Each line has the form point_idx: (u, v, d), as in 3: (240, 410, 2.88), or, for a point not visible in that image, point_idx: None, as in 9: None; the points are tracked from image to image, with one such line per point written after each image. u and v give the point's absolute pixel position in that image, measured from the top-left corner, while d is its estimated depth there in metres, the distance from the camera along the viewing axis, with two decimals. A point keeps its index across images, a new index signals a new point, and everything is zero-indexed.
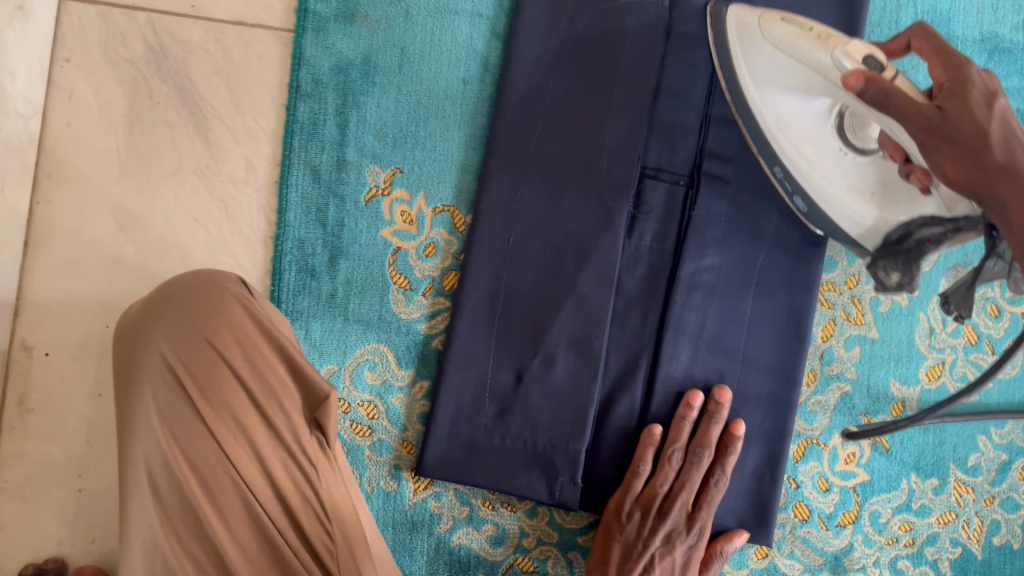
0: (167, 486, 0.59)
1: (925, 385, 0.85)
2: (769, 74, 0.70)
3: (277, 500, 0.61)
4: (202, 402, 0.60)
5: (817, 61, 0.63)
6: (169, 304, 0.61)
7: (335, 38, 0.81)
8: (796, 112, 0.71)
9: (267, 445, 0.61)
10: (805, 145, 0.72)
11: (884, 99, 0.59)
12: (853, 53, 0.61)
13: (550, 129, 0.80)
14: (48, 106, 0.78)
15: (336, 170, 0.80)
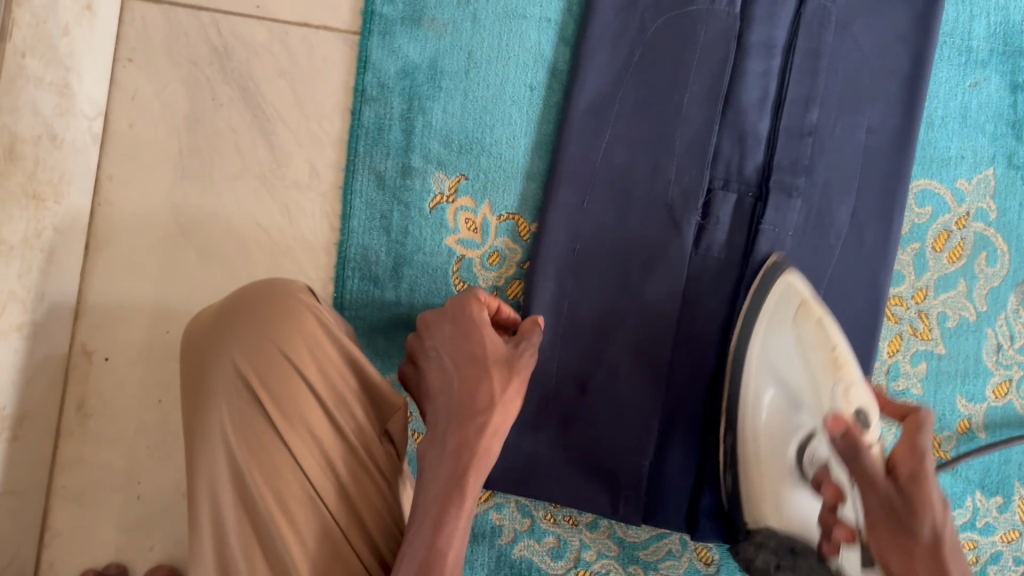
0: (243, 501, 0.58)
1: (993, 403, 0.83)
2: (778, 359, 0.75)
3: (353, 518, 0.59)
4: (275, 413, 0.59)
5: (818, 380, 0.72)
6: (241, 314, 0.61)
7: (401, 41, 0.79)
8: (771, 413, 0.75)
9: (339, 457, 0.60)
10: (765, 437, 0.75)
11: (850, 450, 0.64)
12: (852, 399, 0.69)
13: (617, 138, 0.80)
14: (111, 106, 0.77)
15: (400, 176, 0.79)
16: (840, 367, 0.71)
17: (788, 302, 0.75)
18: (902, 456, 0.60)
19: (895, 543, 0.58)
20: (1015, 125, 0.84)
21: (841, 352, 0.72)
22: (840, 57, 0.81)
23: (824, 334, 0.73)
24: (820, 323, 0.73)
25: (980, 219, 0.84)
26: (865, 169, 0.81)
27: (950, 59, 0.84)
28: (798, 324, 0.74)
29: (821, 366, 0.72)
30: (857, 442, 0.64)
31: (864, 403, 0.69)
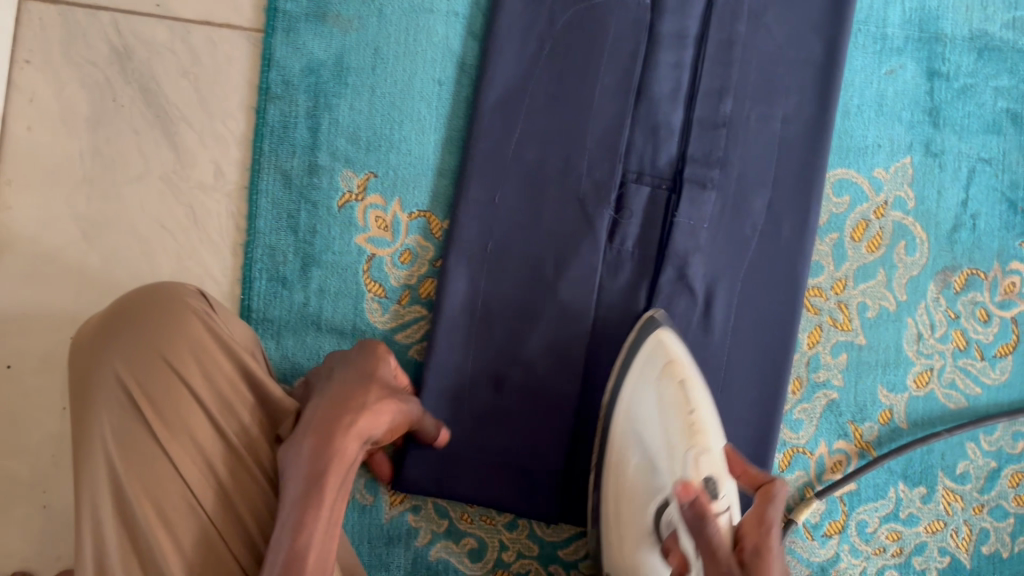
0: (123, 514, 0.55)
1: (913, 393, 0.83)
2: (645, 417, 0.68)
3: (238, 529, 0.58)
4: (157, 423, 0.56)
5: (671, 442, 0.64)
6: (125, 321, 0.58)
7: (305, 38, 0.78)
8: (637, 472, 0.66)
9: (223, 465, 0.58)
10: (624, 498, 0.67)
11: (698, 522, 0.54)
12: (704, 462, 0.61)
13: (527, 132, 0.78)
14: (8, 109, 0.75)
15: (307, 174, 0.78)
16: (695, 435, 0.63)
17: (652, 359, 0.69)
18: (750, 532, 0.55)
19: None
20: (931, 112, 0.84)
21: (699, 415, 0.64)
22: (753, 47, 0.80)
23: (682, 394, 0.66)
24: (682, 384, 0.66)
25: (899, 208, 0.83)
26: (780, 158, 0.80)
27: (865, 47, 0.83)
28: (659, 384, 0.67)
29: (677, 432, 0.63)
30: (705, 513, 0.54)
31: (714, 471, 0.61)
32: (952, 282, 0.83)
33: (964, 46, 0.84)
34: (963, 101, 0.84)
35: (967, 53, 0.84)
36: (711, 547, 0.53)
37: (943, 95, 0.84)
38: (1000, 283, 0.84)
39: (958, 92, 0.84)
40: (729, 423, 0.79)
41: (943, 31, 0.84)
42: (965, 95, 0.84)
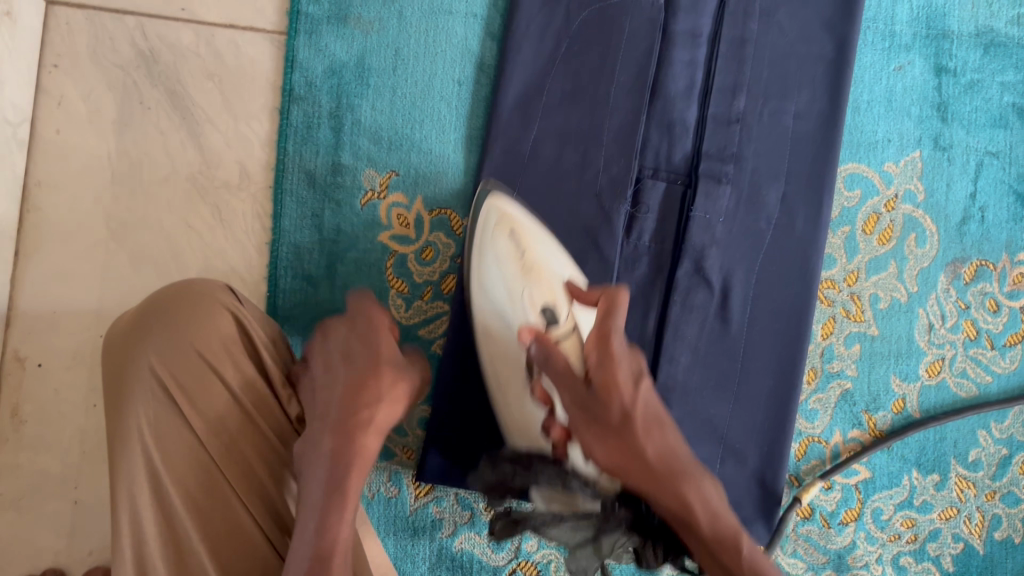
0: (164, 505, 0.57)
1: (926, 381, 0.85)
2: (490, 289, 0.72)
3: (273, 517, 0.60)
4: (197, 421, 0.58)
5: (515, 288, 0.70)
6: (159, 316, 0.59)
7: (327, 40, 0.80)
8: (496, 340, 0.71)
9: (259, 458, 0.60)
10: (493, 357, 0.71)
11: (546, 359, 0.61)
12: (539, 296, 0.68)
13: (546, 130, 0.80)
14: (37, 112, 0.77)
15: (331, 174, 0.80)
16: (533, 272, 0.70)
17: (487, 220, 0.74)
18: (590, 340, 0.58)
19: (609, 442, 0.55)
20: (939, 107, 0.86)
21: (531, 255, 0.71)
22: (765, 45, 0.81)
23: (513, 243, 0.72)
24: (512, 233, 0.72)
25: (909, 201, 0.85)
26: (793, 154, 0.82)
27: (874, 44, 0.85)
28: (494, 237, 0.73)
29: (515, 274, 0.70)
30: (547, 346, 0.61)
31: (549, 299, 0.68)
32: (962, 273, 0.85)
33: (970, 42, 0.86)
34: (970, 96, 0.86)
35: (972, 48, 0.86)
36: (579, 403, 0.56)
37: (950, 91, 0.86)
38: (1008, 273, 0.86)
39: (965, 87, 0.86)
40: (746, 413, 0.81)
41: (950, 27, 0.86)
42: (972, 90, 0.86)
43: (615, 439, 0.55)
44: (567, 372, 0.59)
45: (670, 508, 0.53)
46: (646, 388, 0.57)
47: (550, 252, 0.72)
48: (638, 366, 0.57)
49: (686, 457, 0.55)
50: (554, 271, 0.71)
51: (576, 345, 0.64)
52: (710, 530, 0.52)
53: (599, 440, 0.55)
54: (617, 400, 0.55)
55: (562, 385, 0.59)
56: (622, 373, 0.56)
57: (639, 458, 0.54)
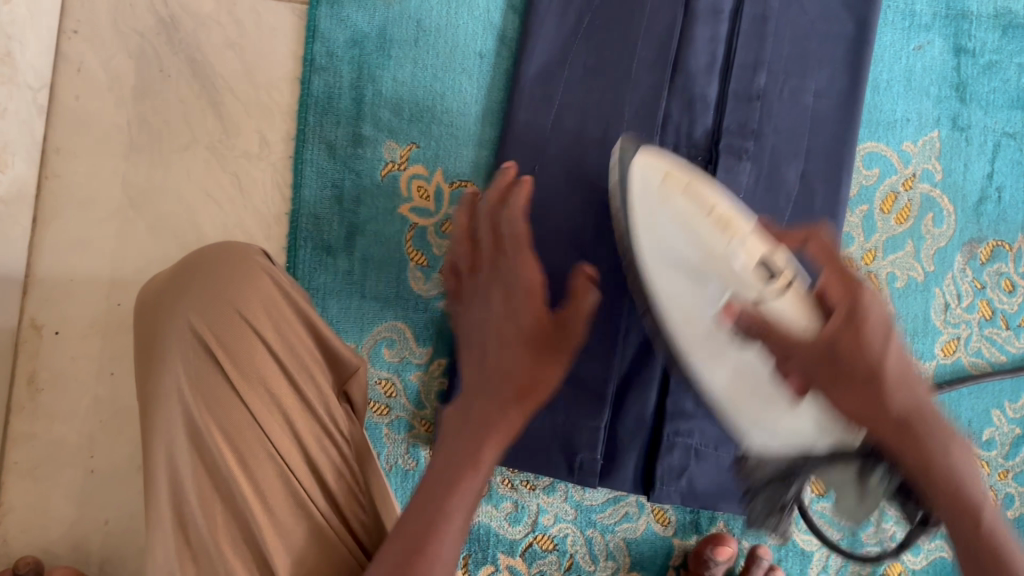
0: (204, 460, 0.56)
1: (941, 360, 0.85)
2: (671, 284, 0.69)
3: (314, 476, 0.59)
4: (237, 377, 0.58)
5: (710, 253, 0.66)
6: (196, 278, 0.59)
7: (349, 10, 0.79)
8: (674, 306, 0.69)
9: (298, 417, 0.59)
10: (682, 320, 0.68)
11: (767, 328, 0.60)
12: (750, 250, 0.64)
13: (568, 104, 0.80)
14: (57, 78, 0.76)
15: (351, 145, 0.79)
16: (726, 225, 0.65)
17: (648, 179, 0.69)
18: (835, 287, 0.59)
19: (853, 400, 0.55)
20: (958, 87, 0.86)
21: (721, 209, 0.66)
22: (787, 22, 0.81)
23: (690, 203, 0.67)
24: (684, 191, 0.67)
25: (926, 180, 0.85)
26: (813, 132, 0.82)
27: (894, 23, 0.85)
28: (663, 203, 0.68)
29: (710, 230, 0.66)
30: (760, 320, 0.61)
31: (761, 252, 0.64)
32: (979, 253, 0.85)
33: (989, 23, 0.86)
34: (988, 77, 0.86)
35: (992, 29, 0.86)
36: (832, 374, 0.56)
37: (969, 71, 0.86)
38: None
39: (983, 68, 0.86)
40: None
41: (969, 8, 0.86)
42: (990, 71, 0.86)
43: (853, 395, 0.55)
44: (825, 370, 0.57)
45: (912, 465, 0.53)
46: (895, 345, 0.56)
47: (722, 200, 0.68)
48: (886, 322, 0.56)
49: (934, 417, 0.54)
50: (744, 219, 0.67)
51: (795, 300, 0.61)
52: (953, 495, 0.52)
53: (835, 393, 0.56)
54: (862, 360, 0.55)
55: (795, 363, 0.58)
56: (868, 331, 0.55)
57: (883, 408, 0.54)
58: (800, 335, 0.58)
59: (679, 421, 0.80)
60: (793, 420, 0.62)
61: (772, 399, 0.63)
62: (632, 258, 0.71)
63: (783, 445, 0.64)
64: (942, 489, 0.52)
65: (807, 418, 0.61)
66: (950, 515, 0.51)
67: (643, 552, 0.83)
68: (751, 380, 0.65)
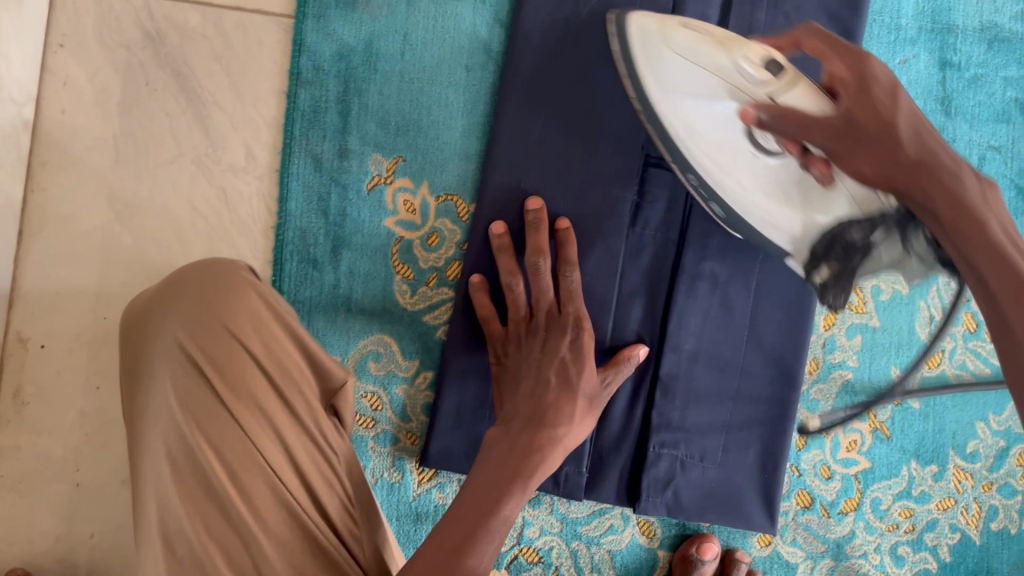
0: (196, 476, 0.57)
1: (926, 372, 0.85)
2: (683, 80, 0.66)
3: (305, 489, 0.59)
4: (225, 392, 0.58)
5: (716, 64, 0.65)
6: (184, 294, 0.59)
7: (336, 24, 0.79)
8: (712, 142, 0.67)
9: (288, 431, 0.59)
10: (715, 151, 0.67)
11: (800, 125, 0.60)
12: (752, 55, 0.64)
13: (553, 118, 0.79)
14: (43, 92, 0.76)
15: (338, 159, 0.79)
16: (727, 39, 0.65)
17: (644, 27, 0.68)
18: (848, 98, 0.60)
19: (870, 156, 0.58)
20: (943, 101, 0.86)
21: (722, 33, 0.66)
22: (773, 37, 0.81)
23: (693, 32, 0.67)
24: (684, 26, 0.68)
25: None
26: None
27: (881, 37, 0.85)
28: (669, 35, 0.67)
29: (715, 45, 0.66)
30: (784, 111, 0.60)
31: (766, 53, 0.64)
32: None
33: (975, 37, 0.87)
34: (974, 90, 0.86)
35: (977, 43, 0.86)
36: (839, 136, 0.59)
37: (954, 85, 0.86)
38: None
39: (969, 82, 0.86)
40: (748, 401, 0.82)
41: (955, 22, 0.86)
42: (975, 85, 0.86)
43: (875, 151, 0.58)
44: (829, 129, 0.59)
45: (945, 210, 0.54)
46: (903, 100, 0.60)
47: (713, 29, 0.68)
48: (892, 80, 0.61)
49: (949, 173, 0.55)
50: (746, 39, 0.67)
51: (817, 99, 0.61)
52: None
53: (847, 155, 0.59)
54: (871, 121, 0.59)
55: (813, 139, 0.60)
56: (878, 98, 0.59)
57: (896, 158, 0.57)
58: (812, 131, 0.59)
59: (664, 433, 0.80)
60: (829, 209, 0.64)
61: (819, 200, 0.64)
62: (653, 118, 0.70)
63: (828, 212, 0.64)
64: (972, 259, 0.50)
65: (842, 205, 0.63)
66: (988, 262, 0.49)
67: (628, 564, 0.84)
68: (791, 185, 0.65)
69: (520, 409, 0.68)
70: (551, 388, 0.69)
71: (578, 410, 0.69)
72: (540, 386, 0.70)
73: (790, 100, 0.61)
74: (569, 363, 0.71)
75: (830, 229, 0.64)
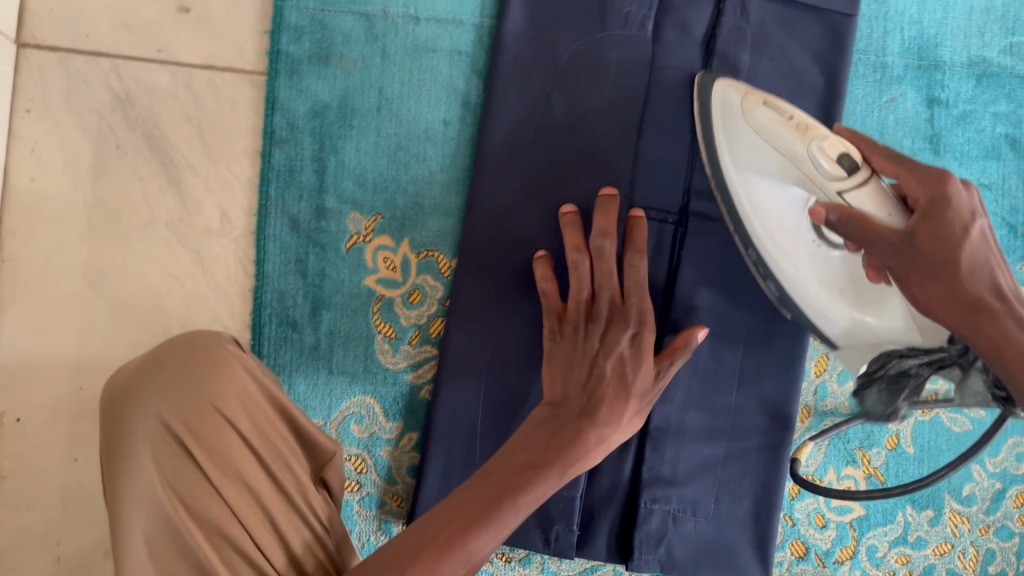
0: (187, 560, 0.53)
1: (919, 418, 0.84)
2: (751, 158, 0.67)
3: (291, 566, 0.55)
4: (213, 472, 0.54)
5: (794, 151, 0.62)
6: (165, 368, 0.56)
7: (309, 80, 0.77)
8: (772, 203, 0.69)
9: (275, 505, 0.56)
10: (774, 229, 0.69)
11: (846, 230, 0.61)
12: (830, 148, 0.61)
13: (534, 169, 0.78)
14: (10, 160, 0.75)
15: (315, 219, 0.78)
16: (811, 129, 0.62)
17: (727, 99, 0.68)
18: (923, 224, 0.59)
19: (937, 277, 0.58)
20: (932, 139, 0.84)
21: (802, 117, 0.63)
22: (758, 79, 0.79)
23: (773, 112, 0.64)
24: (767, 104, 0.65)
25: None
26: None
27: (865, 76, 0.83)
28: (748, 111, 0.65)
29: (792, 133, 0.62)
30: (845, 209, 0.60)
31: (846, 148, 0.61)
32: None
33: (962, 72, 0.85)
34: (962, 128, 0.85)
35: (965, 79, 0.85)
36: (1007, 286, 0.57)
37: (943, 122, 0.84)
38: None
39: (957, 119, 0.85)
40: (741, 451, 0.80)
41: (942, 58, 0.84)
42: (964, 122, 0.85)
43: (935, 280, 0.58)
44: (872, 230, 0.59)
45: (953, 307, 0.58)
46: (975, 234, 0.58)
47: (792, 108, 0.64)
48: (967, 211, 0.59)
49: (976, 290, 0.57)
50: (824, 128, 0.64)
51: (877, 197, 0.60)
52: None
53: (914, 278, 0.59)
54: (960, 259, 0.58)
55: (876, 250, 0.60)
56: (952, 217, 0.58)
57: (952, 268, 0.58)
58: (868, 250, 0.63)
59: (656, 488, 0.78)
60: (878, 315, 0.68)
61: (872, 297, 0.68)
62: (731, 204, 0.71)
63: (875, 313, 0.68)
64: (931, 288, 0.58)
65: (895, 316, 0.67)
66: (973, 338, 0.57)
67: None
68: (845, 279, 0.69)
69: (571, 396, 0.66)
70: (607, 381, 0.66)
71: (628, 412, 0.66)
72: (595, 376, 0.66)
73: (875, 199, 0.60)
74: (627, 359, 0.68)
75: (876, 354, 0.69)
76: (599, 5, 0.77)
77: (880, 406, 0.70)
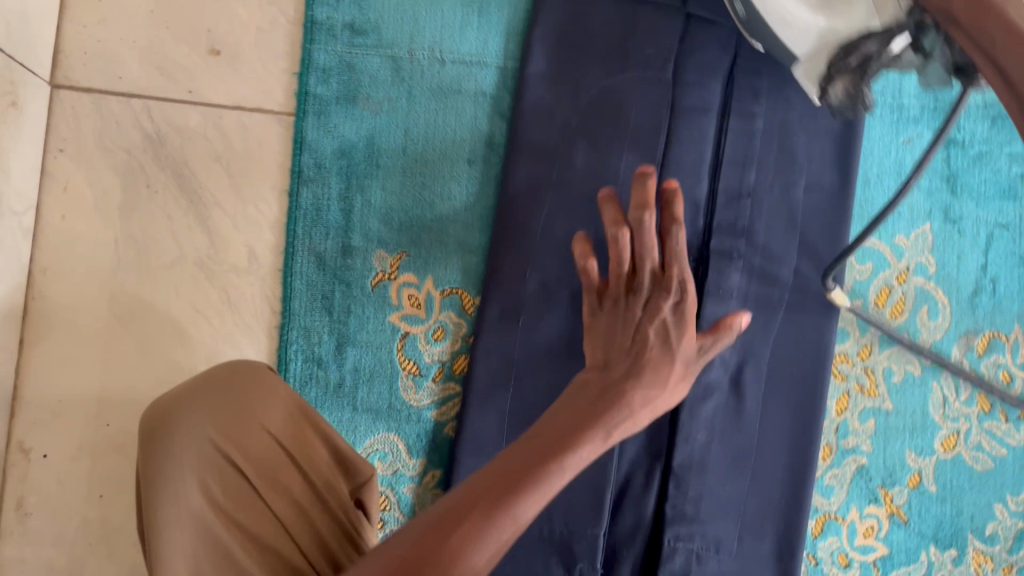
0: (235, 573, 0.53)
1: (941, 456, 0.84)
2: None
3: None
4: (264, 488, 0.57)
5: None
6: (208, 390, 0.58)
7: (337, 120, 0.79)
8: None
9: (319, 518, 0.58)
10: None
11: None
12: None
13: (557, 207, 0.79)
14: (43, 198, 0.76)
15: (341, 256, 0.79)
16: None
17: None
18: None
19: None
20: (948, 180, 0.85)
21: None
22: (775, 120, 0.81)
23: None
24: None
25: (920, 273, 0.85)
26: (802, 229, 0.82)
27: (883, 117, 0.85)
28: None
29: None
30: None
31: None
32: (975, 345, 0.85)
33: (978, 114, 0.86)
34: (979, 168, 0.86)
35: (981, 121, 0.86)
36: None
37: (959, 163, 0.86)
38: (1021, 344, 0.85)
39: (973, 159, 0.86)
40: (763, 489, 0.80)
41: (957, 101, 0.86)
42: (980, 162, 0.86)
43: None
44: None
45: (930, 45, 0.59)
46: None
47: None
48: None
49: None
50: None
51: None
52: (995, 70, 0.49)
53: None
54: None
55: None
56: None
57: None
58: None
59: (679, 526, 0.78)
60: None
61: None
62: None
63: None
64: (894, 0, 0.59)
65: None
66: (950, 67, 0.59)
67: None
68: None
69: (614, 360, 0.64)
70: (652, 347, 0.64)
71: (674, 375, 0.64)
72: (639, 342, 0.65)
73: None
74: (671, 327, 0.66)
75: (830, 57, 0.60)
76: (620, 49, 0.79)
77: (846, 98, 0.61)
